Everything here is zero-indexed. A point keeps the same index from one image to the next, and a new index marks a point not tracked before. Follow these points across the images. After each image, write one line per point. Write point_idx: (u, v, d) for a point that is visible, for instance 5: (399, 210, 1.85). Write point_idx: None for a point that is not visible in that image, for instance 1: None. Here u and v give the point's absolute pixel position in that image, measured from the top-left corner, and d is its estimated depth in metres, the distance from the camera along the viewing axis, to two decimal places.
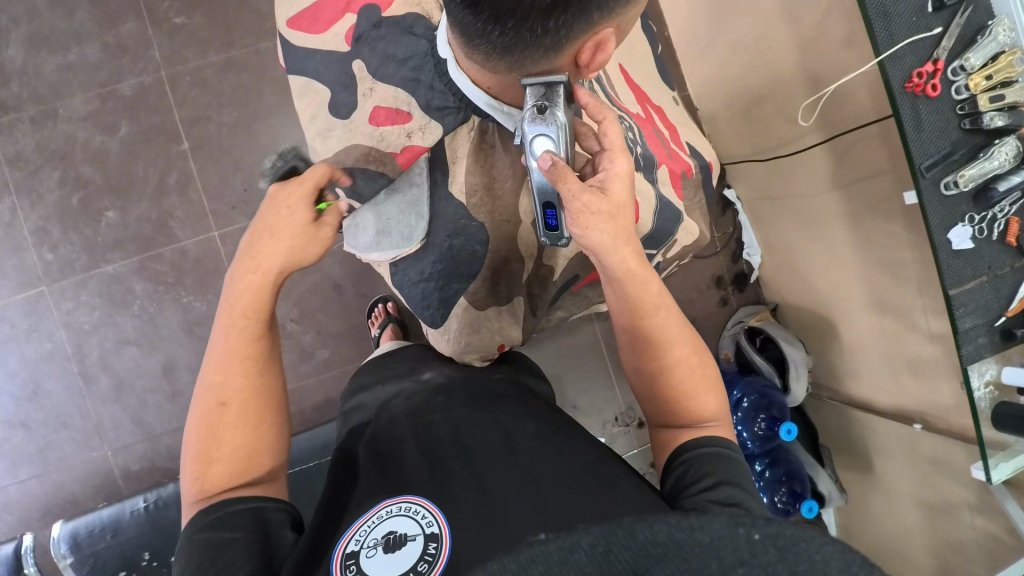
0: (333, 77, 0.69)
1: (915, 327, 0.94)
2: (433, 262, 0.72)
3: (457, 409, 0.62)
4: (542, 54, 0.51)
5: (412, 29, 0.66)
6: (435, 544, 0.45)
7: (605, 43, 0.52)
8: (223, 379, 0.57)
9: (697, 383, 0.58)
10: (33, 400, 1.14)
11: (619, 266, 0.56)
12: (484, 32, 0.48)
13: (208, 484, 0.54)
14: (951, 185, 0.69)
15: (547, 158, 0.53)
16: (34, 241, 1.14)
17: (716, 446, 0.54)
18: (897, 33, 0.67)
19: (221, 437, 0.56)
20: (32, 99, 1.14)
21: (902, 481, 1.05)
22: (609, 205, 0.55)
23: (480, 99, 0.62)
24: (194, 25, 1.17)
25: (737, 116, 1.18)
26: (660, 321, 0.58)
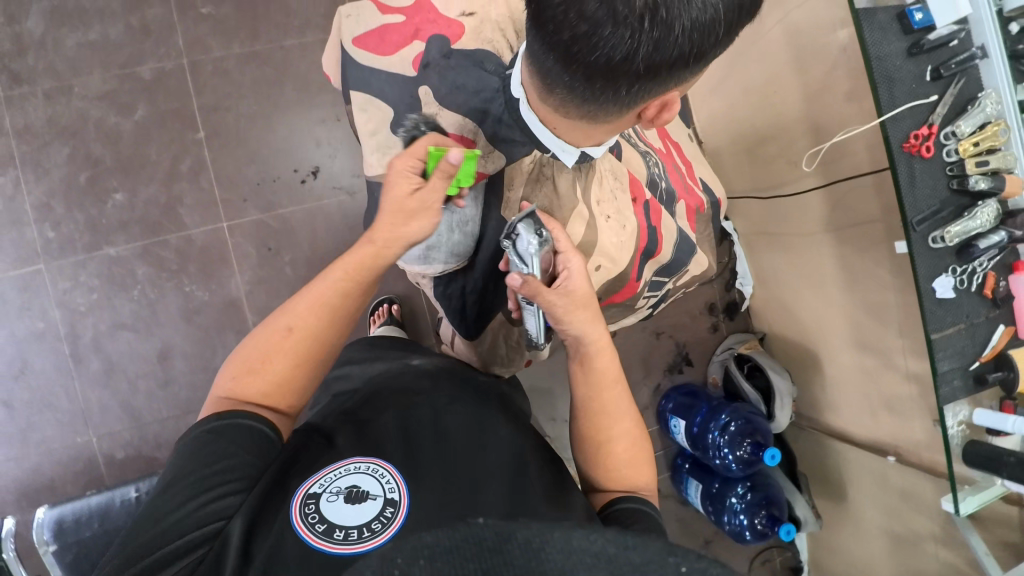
0: (397, 95, 0.70)
1: (894, 366, 1.00)
2: (477, 278, 0.76)
3: (439, 395, 0.64)
4: (616, 110, 0.55)
5: (482, 64, 0.70)
6: (392, 509, 0.48)
7: (672, 103, 0.56)
8: (306, 312, 0.61)
9: (635, 457, 0.64)
10: (19, 379, 1.11)
11: (592, 343, 0.65)
12: (570, 84, 0.52)
13: (235, 390, 0.59)
14: (939, 239, 0.74)
15: (516, 280, 0.61)
16: (35, 217, 1.12)
17: (640, 507, 0.59)
18: (899, 97, 0.74)
19: (274, 360, 0.60)
20: (48, 73, 1.13)
21: (872, 511, 1.11)
22: (572, 302, 0.64)
23: (547, 138, 0.67)
24: (221, 15, 1.18)
25: (741, 154, 1.24)
26: (613, 395, 0.65)
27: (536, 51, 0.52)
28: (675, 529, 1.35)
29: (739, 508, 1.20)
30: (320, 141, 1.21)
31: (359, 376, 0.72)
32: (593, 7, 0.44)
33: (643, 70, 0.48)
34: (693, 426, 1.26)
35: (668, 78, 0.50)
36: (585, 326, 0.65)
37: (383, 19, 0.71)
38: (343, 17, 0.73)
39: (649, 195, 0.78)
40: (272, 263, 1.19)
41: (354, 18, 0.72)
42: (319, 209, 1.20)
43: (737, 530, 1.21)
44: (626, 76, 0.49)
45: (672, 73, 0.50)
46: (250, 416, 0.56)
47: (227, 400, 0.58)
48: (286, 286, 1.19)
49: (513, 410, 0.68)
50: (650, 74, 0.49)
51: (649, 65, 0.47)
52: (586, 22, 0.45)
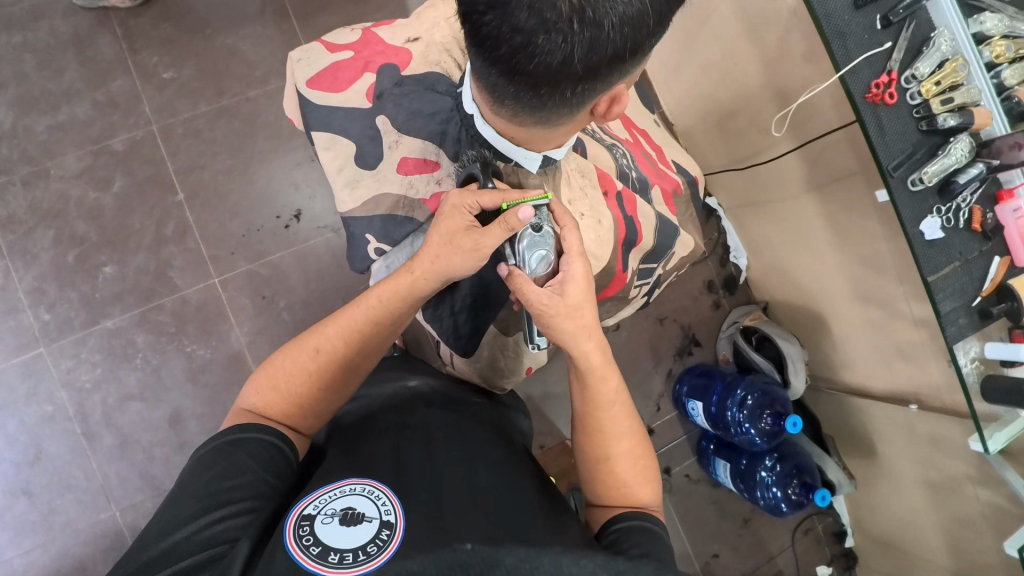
0: (359, 131, 0.72)
1: (900, 314, 1.00)
2: (463, 296, 0.78)
3: (433, 416, 0.66)
4: (567, 111, 0.55)
5: (434, 86, 0.73)
6: (388, 531, 0.47)
7: (621, 96, 0.57)
8: (333, 337, 0.64)
9: (637, 473, 0.64)
10: (35, 464, 1.11)
11: (585, 359, 0.64)
12: (518, 95, 0.53)
13: (261, 402, 0.63)
14: (917, 181, 0.75)
15: (503, 269, 0.65)
16: (30, 301, 1.13)
17: (638, 522, 0.59)
18: (853, 50, 0.74)
19: (297, 380, 0.63)
20: (24, 160, 1.15)
21: (905, 463, 1.09)
22: (565, 308, 0.63)
23: (490, 135, 0.68)
24: (184, 77, 1.20)
25: (712, 130, 1.25)
26: (614, 413, 0.65)
27: (481, 69, 0.53)
28: (711, 512, 1.33)
29: (770, 481, 1.19)
30: (299, 183, 1.22)
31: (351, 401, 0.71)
32: (524, 18, 0.45)
33: (582, 68, 0.48)
34: (711, 406, 1.26)
35: (610, 74, 0.51)
36: (578, 336, 0.64)
37: (332, 59, 0.73)
38: (294, 62, 0.74)
39: (620, 186, 0.78)
40: (269, 311, 1.19)
41: (305, 62, 0.73)
42: (307, 250, 1.21)
43: (774, 503, 1.20)
44: (569, 79, 0.50)
45: (613, 69, 0.50)
46: (269, 434, 0.59)
47: (251, 412, 0.62)
48: (286, 331, 1.19)
49: (506, 434, 0.69)
50: (592, 73, 0.49)
51: (588, 66, 0.48)
52: (520, 33, 0.46)
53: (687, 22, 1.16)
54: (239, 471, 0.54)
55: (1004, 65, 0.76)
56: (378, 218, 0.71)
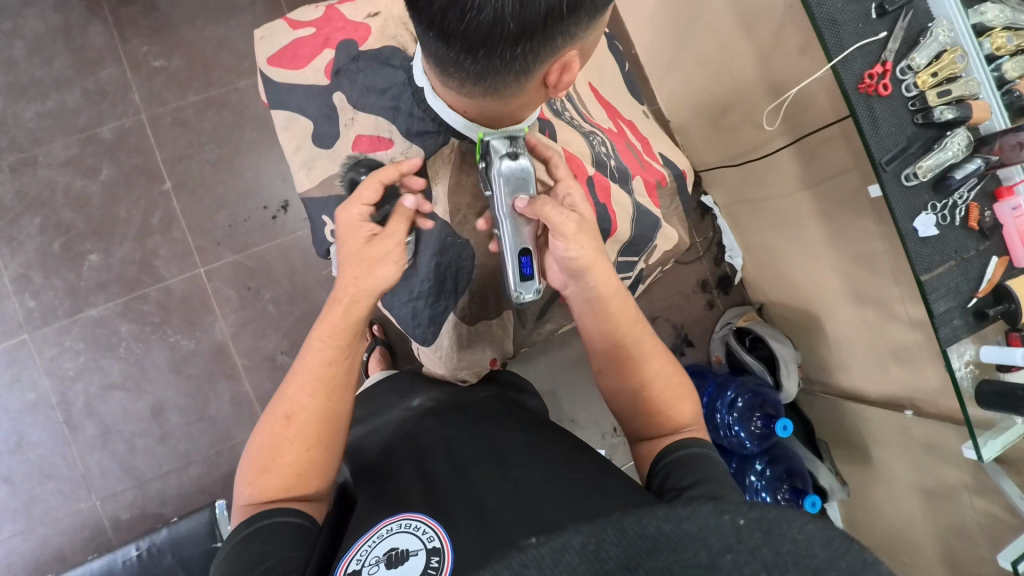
0: (315, 110, 0.71)
1: (895, 315, 0.97)
2: (421, 281, 0.73)
3: (449, 428, 0.63)
4: (513, 79, 0.53)
5: (389, 61, 0.70)
6: (437, 558, 0.45)
7: (570, 65, 0.55)
8: (299, 394, 0.58)
9: (673, 392, 0.60)
10: (17, 452, 1.10)
11: (607, 284, 0.62)
12: (458, 61, 0.51)
13: (256, 491, 0.56)
14: (912, 176, 0.72)
15: (524, 199, 0.59)
16: (15, 288, 1.12)
17: (681, 450, 0.55)
18: (846, 39, 0.72)
19: (282, 452, 0.56)
20: (12, 147, 1.14)
21: (900, 469, 1.06)
22: (586, 227, 0.61)
23: (455, 121, 0.66)
24: (173, 66, 1.19)
25: (707, 126, 1.23)
26: (639, 333, 0.63)
27: (424, 37, 0.51)
28: None
29: (759, 485, 1.18)
30: (285, 174, 1.21)
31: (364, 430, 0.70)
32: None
33: (517, 28, 0.46)
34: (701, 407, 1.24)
35: (549, 35, 0.48)
36: (601, 255, 0.62)
37: (294, 36, 0.73)
38: (258, 39, 0.74)
39: (592, 172, 0.75)
40: (254, 303, 1.18)
41: (266, 39, 0.73)
42: (292, 242, 1.20)
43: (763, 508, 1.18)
44: (504, 39, 0.47)
45: (551, 29, 0.47)
46: (281, 513, 0.53)
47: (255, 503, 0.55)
48: (270, 323, 1.18)
49: (527, 416, 0.66)
50: (527, 33, 0.47)
51: (522, 23, 0.46)
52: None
53: (680, 15, 1.14)
54: (266, 556, 0.49)
55: (1006, 58, 0.73)
56: (332, 200, 0.71)
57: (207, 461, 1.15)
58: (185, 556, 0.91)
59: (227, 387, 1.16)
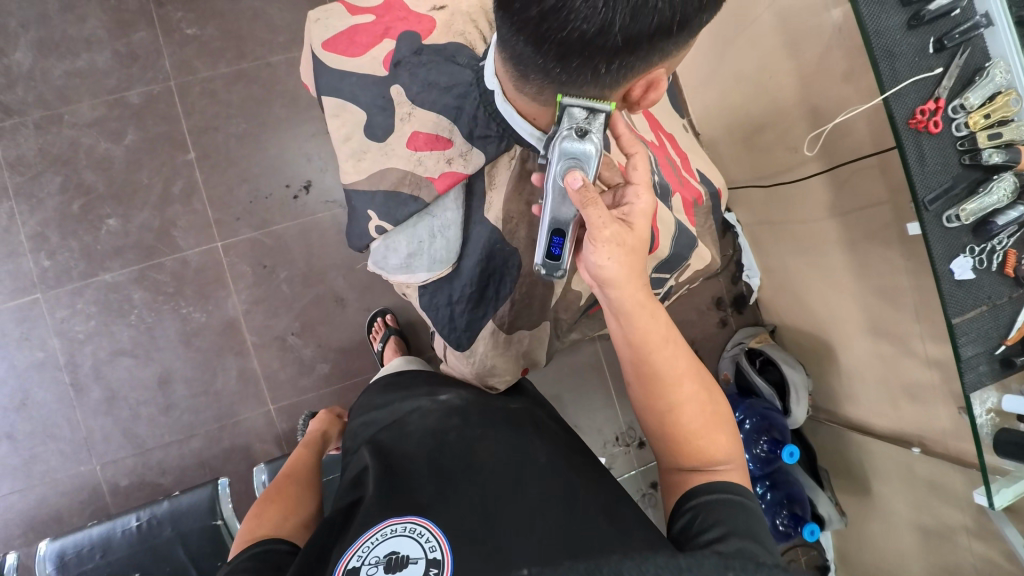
0: (370, 100, 0.69)
1: (914, 353, 0.96)
2: (464, 284, 0.74)
3: (473, 431, 0.61)
4: (598, 89, 0.53)
5: (455, 58, 0.69)
6: (436, 570, 0.45)
7: (658, 83, 0.56)
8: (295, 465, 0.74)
9: (706, 423, 0.58)
10: (21, 410, 1.10)
11: (630, 297, 0.59)
12: (544, 67, 0.50)
13: (252, 520, 0.60)
14: (954, 218, 0.71)
15: (578, 178, 0.54)
16: (31, 246, 1.11)
17: (709, 493, 0.53)
18: (901, 72, 0.70)
19: (280, 490, 0.66)
20: (39, 103, 1.13)
21: (900, 506, 1.06)
22: (631, 237, 0.58)
23: (523, 129, 0.65)
24: (207, 36, 1.18)
25: (739, 143, 1.22)
26: (667, 352, 0.59)
27: (506, 35, 0.50)
28: None
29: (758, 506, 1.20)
30: (310, 154, 1.20)
31: (386, 417, 0.70)
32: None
33: (622, 42, 0.46)
34: None
35: (650, 51, 0.48)
36: (630, 267, 0.58)
37: (351, 22, 0.72)
38: (312, 21, 0.72)
39: None
40: (268, 281, 1.17)
41: (322, 22, 0.72)
42: (312, 223, 1.19)
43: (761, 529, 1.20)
44: (606, 52, 0.47)
45: (655, 44, 0.47)
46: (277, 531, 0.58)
47: (258, 534, 0.57)
48: (283, 303, 1.17)
49: (551, 435, 0.65)
50: (630, 47, 0.47)
51: (628, 38, 0.45)
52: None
53: (725, 27, 1.12)
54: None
55: None
56: (380, 194, 0.68)
57: (209, 435, 1.15)
58: (184, 530, 0.91)
59: (236, 363, 1.16)
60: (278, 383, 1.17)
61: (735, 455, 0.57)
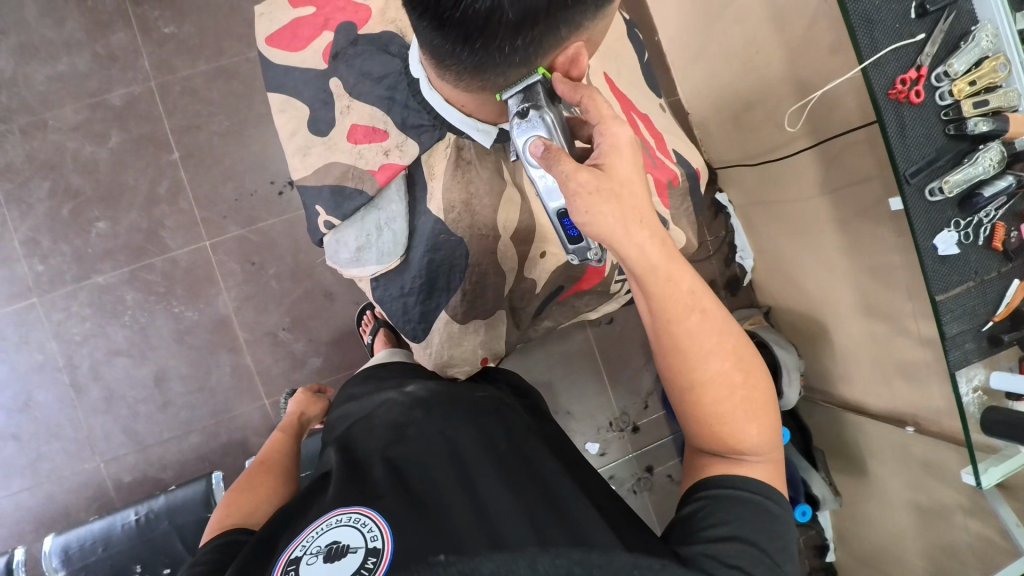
0: (311, 96, 0.71)
1: (906, 332, 0.94)
2: (414, 276, 0.73)
3: (433, 424, 0.61)
4: (514, 70, 0.51)
5: (387, 47, 0.68)
6: (374, 559, 0.45)
7: (579, 58, 0.54)
8: (271, 452, 0.76)
9: (739, 407, 0.54)
10: (25, 411, 1.13)
11: (642, 259, 0.51)
12: (454, 53, 0.49)
13: (223, 511, 0.62)
14: (937, 191, 0.68)
15: (539, 144, 0.51)
16: (25, 252, 1.14)
17: (736, 488, 0.53)
18: (880, 40, 0.67)
19: (253, 479, 0.68)
20: (23, 109, 1.14)
21: (894, 485, 1.05)
22: (613, 187, 0.50)
23: (456, 118, 0.64)
24: (184, 34, 1.17)
25: (728, 121, 1.19)
26: (694, 323, 0.54)
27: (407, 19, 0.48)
28: None
29: None
30: None
31: (358, 409, 0.71)
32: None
33: (519, 16, 0.43)
34: None
35: (554, 20, 0.45)
36: (631, 225, 0.50)
37: (295, 15, 0.73)
38: (258, 15, 0.73)
39: None
40: (257, 278, 1.18)
41: (266, 16, 0.73)
42: (297, 219, 1.19)
43: None
44: (503, 27, 0.45)
45: (557, 13, 0.45)
46: (244, 520, 0.60)
47: (226, 525, 0.59)
48: (272, 299, 1.18)
49: (514, 423, 0.65)
50: (526, 22, 0.44)
51: (522, 13, 0.43)
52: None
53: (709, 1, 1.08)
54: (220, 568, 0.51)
55: None
56: (325, 187, 0.70)
57: (206, 430, 1.17)
58: (180, 523, 0.94)
59: (229, 359, 1.18)
60: (271, 379, 1.19)
61: (767, 446, 0.55)
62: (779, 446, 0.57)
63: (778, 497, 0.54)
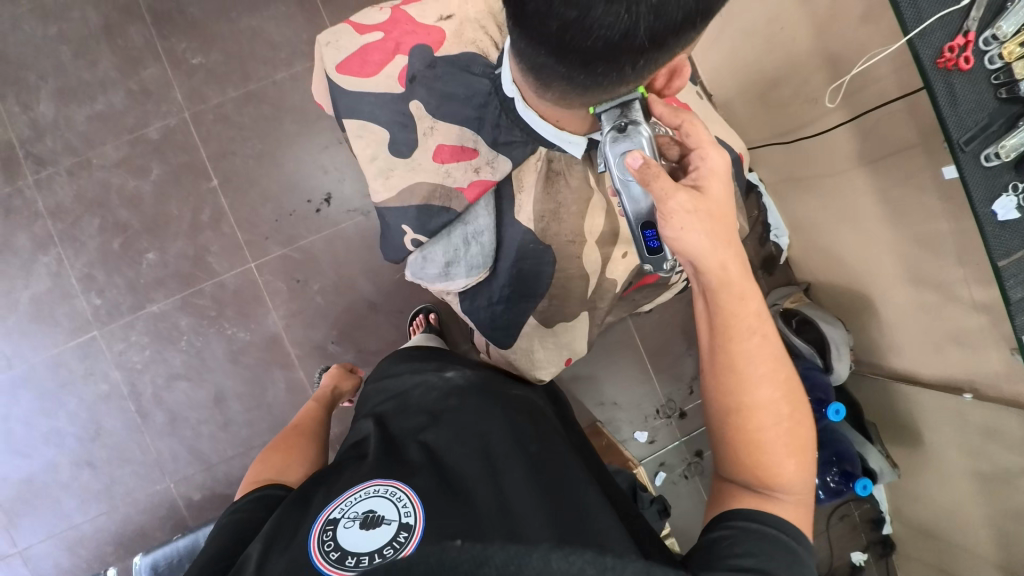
0: (390, 117, 0.71)
1: (958, 298, 0.93)
2: (501, 285, 0.78)
3: (468, 413, 0.63)
4: (623, 86, 0.53)
5: (469, 68, 0.71)
6: (406, 533, 0.48)
7: (681, 68, 0.57)
8: (302, 420, 0.83)
9: (786, 440, 0.55)
10: (96, 439, 1.18)
11: (719, 271, 0.55)
12: (569, 75, 0.51)
13: (258, 467, 0.69)
14: (993, 156, 0.68)
15: (638, 157, 0.55)
16: (81, 287, 1.18)
17: (763, 524, 0.52)
18: (925, 8, 0.67)
19: (285, 441, 0.75)
20: (67, 150, 1.18)
21: (952, 454, 1.04)
22: (708, 206, 0.55)
23: (549, 132, 0.67)
24: (212, 62, 1.20)
25: (755, 101, 1.18)
26: (753, 344, 0.56)
27: (524, 48, 0.50)
28: None
29: None
30: (327, 166, 1.22)
31: (397, 384, 0.73)
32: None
33: (647, 41, 0.44)
34: None
35: (678, 40, 0.46)
36: (717, 242, 0.55)
37: (361, 41, 0.73)
38: (322, 44, 0.74)
39: None
40: (302, 294, 1.21)
41: (332, 44, 0.73)
42: (336, 234, 1.22)
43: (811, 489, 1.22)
44: (631, 51, 0.45)
45: (682, 34, 0.45)
46: (275, 478, 0.65)
47: (261, 478, 0.65)
48: (319, 313, 1.22)
49: (546, 426, 0.66)
50: (657, 43, 0.45)
51: (653, 37, 0.44)
52: (572, 8, 0.42)
53: None
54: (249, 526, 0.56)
55: None
56: (413, 208, 0.71)
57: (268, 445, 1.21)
58: None
59: (283, 375, 1.21)
60: None
61: (799, 489, 0.55)
62: (809, 496, 0.57)
63: (801, 540, 0.54)
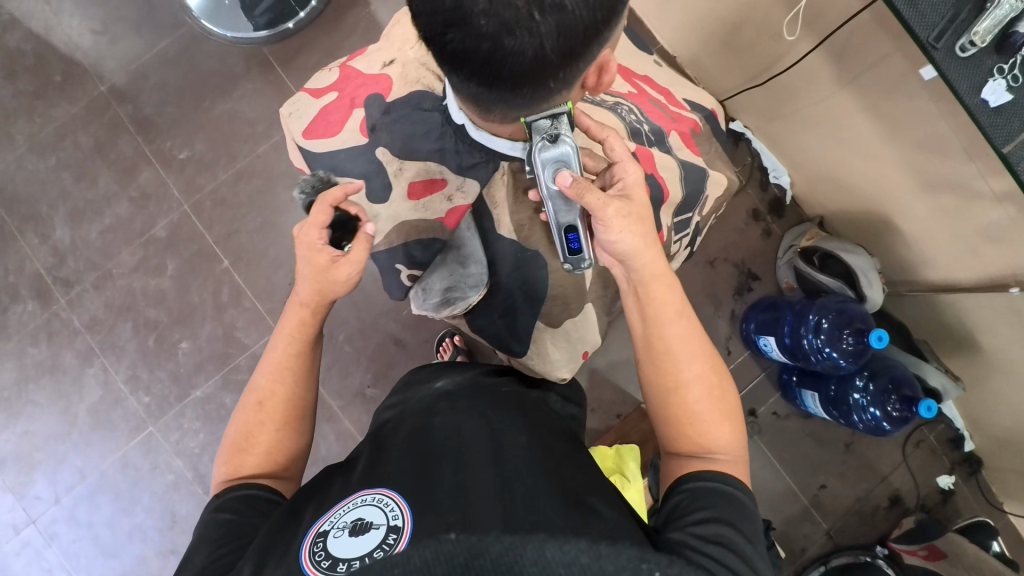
0: (363, 167, 0.74)
1: (977, 193, 0.89)
2: (503, 297, 0.81)
3: (459, 415, 0.64)
4: (553, 96, 0.57)
5: (421, 104, 0.72)
6: (395, 535, 0.48)
7: (608, 66, 0.58)
8: (271, 380, 0.65)
9: (712, 408, 0.62)
10: (174, 526, 1.24)
11: (649, 266, 0.65)
12: (503, 98, 0.55)
13: (230, 467, 0.63)
14: (968, 46, 0.65)
15: (568, 176, 0.62)
16: (130, 389, 1.25)
17: (710, 482, 0.57)
18: None
19: (256, 428, 0.64)
20: (89, 266, 1.26)
21: (1014, 352, 1.00)
22: (638, 210, 0.65)
23: (508, 147, 0.69)
24: (199, 152, 1.27)
25: (721, 50, 1.17)
26: (680, 326, 0.65)
27: (458, 83, 0.55)
28: (809, 445, 1.30)
29: (865, 403, 1.12)
30: None
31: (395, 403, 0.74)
32: (485, 25, 0.45)
33: (559, 57, 0.49)
34: (784, 338, 1.18)
35: (590, 46, 0.50)
36: (648, 241, 0.64)
37: (322, 105, 0.78)
38: (288, 117, 0.80)
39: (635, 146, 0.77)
40: (330, 347, 1.25)
41: (295, 114, 0.79)
42: None
43: (873, 423, 1.13)
44: (549, 66, 0.50)
45: (591, 41, 0.49)
46: (244, 487, 0.61)
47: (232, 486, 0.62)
48: (351, 361, 1.25)
49: (537, 418, 0.67)
50: (569, 56, 0.49)
51: (563, 52, 0.48)
52: (485, 41, 0.46)
53: None
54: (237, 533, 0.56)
55: None
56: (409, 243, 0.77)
57: None
58: None
59: (330, 427, 1.25)
60: None
61: (733, 451, 0.61)
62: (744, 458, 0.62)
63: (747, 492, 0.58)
